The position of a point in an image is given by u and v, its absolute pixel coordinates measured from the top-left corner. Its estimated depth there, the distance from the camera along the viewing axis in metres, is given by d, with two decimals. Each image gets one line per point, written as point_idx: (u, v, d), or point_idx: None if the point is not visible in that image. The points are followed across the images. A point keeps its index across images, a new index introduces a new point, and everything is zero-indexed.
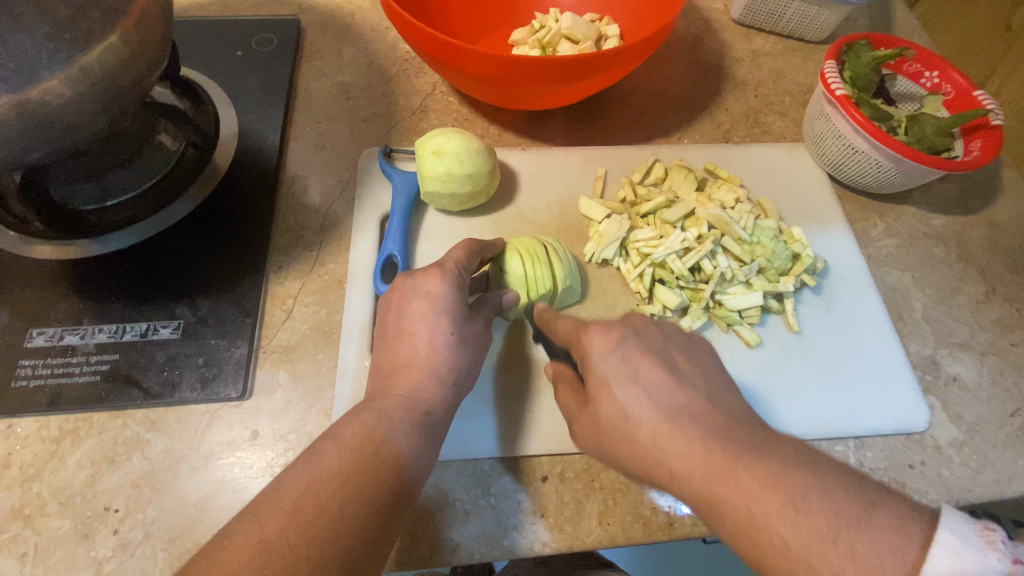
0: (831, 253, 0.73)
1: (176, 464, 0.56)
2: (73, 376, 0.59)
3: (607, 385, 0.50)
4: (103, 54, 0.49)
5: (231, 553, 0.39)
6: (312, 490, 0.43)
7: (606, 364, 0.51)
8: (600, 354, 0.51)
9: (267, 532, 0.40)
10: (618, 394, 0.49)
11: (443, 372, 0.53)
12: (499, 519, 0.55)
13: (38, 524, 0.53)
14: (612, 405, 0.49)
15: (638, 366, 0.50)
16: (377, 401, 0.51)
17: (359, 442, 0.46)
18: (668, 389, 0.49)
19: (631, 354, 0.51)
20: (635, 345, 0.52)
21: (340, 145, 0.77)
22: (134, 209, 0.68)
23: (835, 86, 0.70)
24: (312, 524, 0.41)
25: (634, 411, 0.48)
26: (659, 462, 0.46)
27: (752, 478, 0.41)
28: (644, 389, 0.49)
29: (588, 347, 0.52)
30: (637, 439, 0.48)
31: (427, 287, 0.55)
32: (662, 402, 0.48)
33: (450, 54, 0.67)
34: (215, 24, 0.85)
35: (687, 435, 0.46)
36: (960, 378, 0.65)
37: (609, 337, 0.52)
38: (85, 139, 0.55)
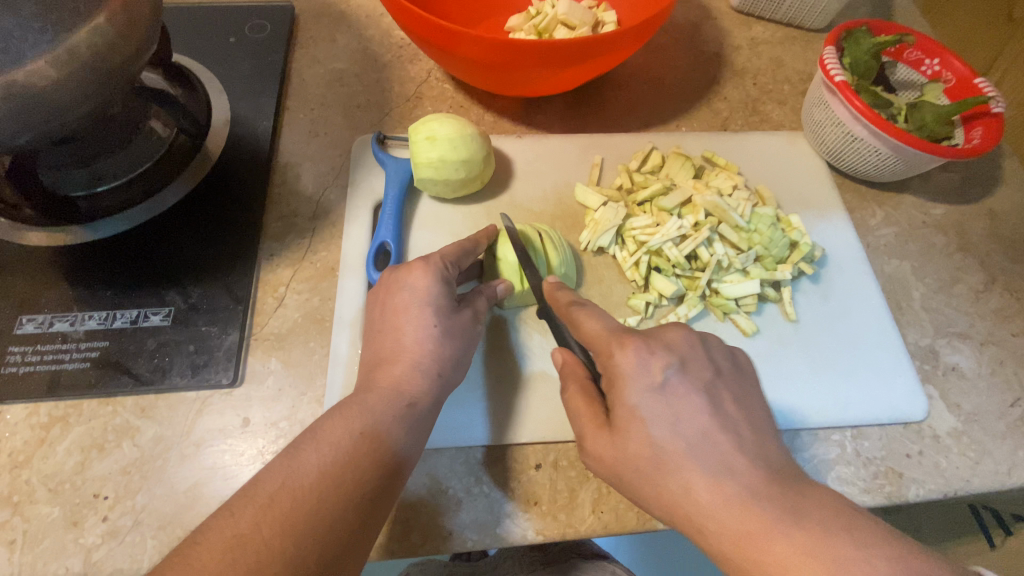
0: (829, 242, 0.72)
1: (167, 452, 0.55)
2: (64, 363, 0.58)
3: (641, 419, 0.48)
4: (89, 36, 0.48)
5: (203, 550, 0.39)
6: (288, 485, 0.43)
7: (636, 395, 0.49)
8: (640, 385, 0.49)
9: (241, 526, 0.40)
10: (651, 430, 0.47)
11: (428, 365, 0.52)
12: (492, 508, 0.54)
13: (27, 511, 0.52)
14: (643, 442, 0.47)
15: (677, 407, 0.48)
16: (359, 395, 0.50)
17: (339, 437, 0.46)
18: (706, 438, 0.47)
19: (673, 390, 0.49)
20: (679, 378, 0.50)
21: (334, 132, 0.77)
22: (125, 195, 0.67)
23: (834, 72, 0.69)
24: (285, 519, 0.41)
25: (665, 453, 0.46)
26: (686, 507, 0.45)
27: (787, 540, 0.40)
28: (678, 430, 0.47)
29: (626, 373, 0.49)
30: (667, 483, 0.46)
31: (409, 281, 0.55)
32: (697, 449, 0.46)
33: (444, 39, 0.66)
34: (208, 10, 0.84)
35: (721, 492, 0.44)
36: (959, 368, 0.64)
37: (649, 367, 0.50)
38: (74, 124, 0.54)
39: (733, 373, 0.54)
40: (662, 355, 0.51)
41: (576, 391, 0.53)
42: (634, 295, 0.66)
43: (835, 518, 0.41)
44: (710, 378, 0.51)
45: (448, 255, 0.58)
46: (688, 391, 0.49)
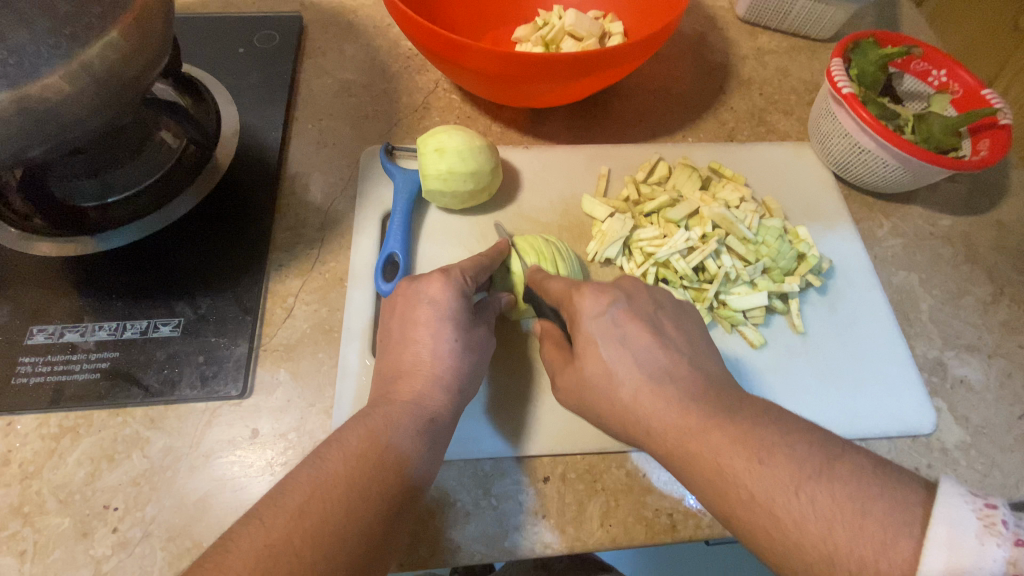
0: (838, 254, 0.72)
1: (176, 463, 0.56)
2: (74, 373, 0.58)
3: (594, 344, 0.51)
4: (103, 50, 0.49)
5: (236, 557, 0.38)
6: (319, 494, 0.42)
7: (595, 324, 0.52)
8: (591, 316, 0.52)
9: (272, 536, 0.39)
10: (603, 352, 0.51)
11: (447, 380, 0.53)
12: (501, 520, 0.54)
13: (37, 522, 0.52)
14: (596, 363, 0.51)
15: (625, 329, 0.52)
16: (381, 407, 0.50)
17: (365, 448, 0.46)
18: (650, 355, 0.50)
19: (620, 318, 0.52)
20: (625, 310, 0.53)
21: (342, 143, 0.77)
22: (135, 206, 0.68)
23: (841, 84, 0.69)
24: (317, 528, 0.40)
25: (616, 368, 0.50)
26: (636, 413, 0.49)
27: (721, 434, 0.43)
28: (624, 351, 0.51)
29: (578, 307, 0.53)
30: (618, 394, 0.50)
31: (430, 293, 0.55)
32: (644, 364, 0.50)
33: (452, 51, 0.67)
34: (217, 21, 0.85)
35: (663, 396, 0.48)
36: (967, 381, 0.64)
37: (599, 301, 0.53)
38: (84, 136, 0.54)
39: (676, 304, 0.57)
40: (612, 292, 0.54)
41: (548, 342, 0.57)
42: None
43: (765, 417, 0.44)
44: (653, 307, 0.54)
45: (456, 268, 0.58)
46: (635, 319, 0.52)
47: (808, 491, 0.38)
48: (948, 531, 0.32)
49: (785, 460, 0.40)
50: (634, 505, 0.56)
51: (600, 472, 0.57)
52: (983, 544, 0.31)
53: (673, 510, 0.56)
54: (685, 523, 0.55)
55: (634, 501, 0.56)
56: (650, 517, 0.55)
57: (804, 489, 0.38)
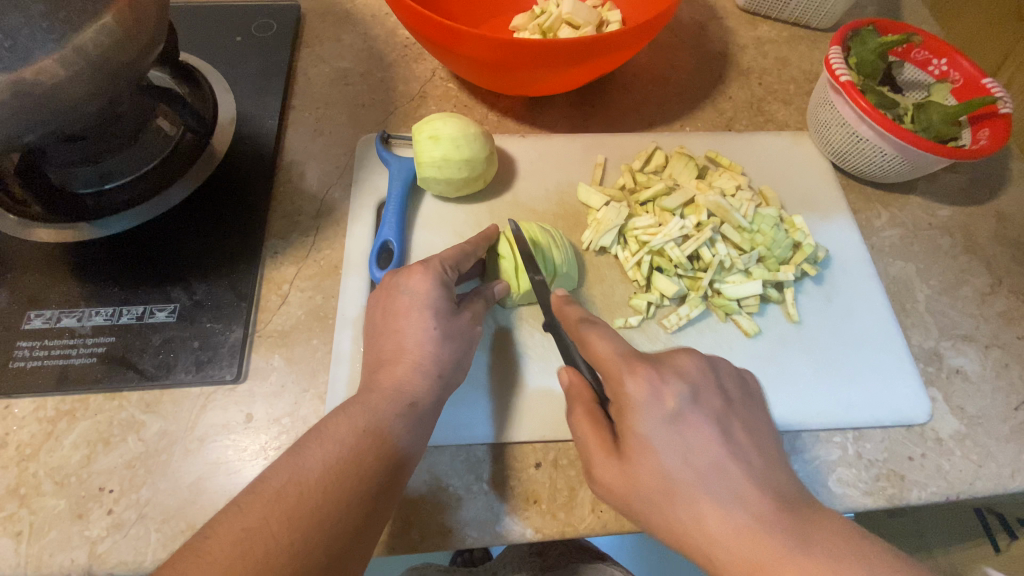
0: (833, 243, 0.72)
1: (171, 446, 0.56)
2: (70, 358, 0.59)
3: (654, 447, 0.48)
4: (97, 35, 0.49)
5: (213, 543, 0.39)
6: (295, 480, 0.43)
7: (654, 421, 0.48)
8: (651, 416, 0.49)
9: (249, 520, 0.40)
10: (663, 461, 0.47)
11: (427, 365, 0.52)
12: (492, 505, 0.55)
13: (33, 503, 0.53)
14: (656, 472, 0.47)
15: (688, 431, 0.49)
16: (362, 394, 0.51)
17: (345, 434, 0.46)
18: (716, 468, 0.48)
19: (684, 420, 0.49)
20: (688, 405, 0.50)
21: (338, 131, 0.77)
22: (133, 192, 0.68)
23: (839, 72, 0.68)
24: (292, 513, 0.41)
25: (675, 482, 0.47)
26: (697, 537, 0.46)
27: (796, 563, 0.43)
28: (687, 460, 0.48)
29: (635, 403, 0.49)
30: (676, 512, 0.47)
31: (409, 284, 0.55)
32: (709, 480, 0.47)
33: (448, 37, 0.66)
34: (215, 9, 0.85)
35: (731, 521, 0.45)
36: (963, 370, 0.64)
37: (660, 395, 0.49)
38: (81, 121, 0.55)
39: (736, 403, 0.54)
40: (674, 382, 0.51)
41: (580, 413, 0.53)
42: (635, 296, 0.66)
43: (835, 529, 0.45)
44: (717, 410, 0.51)
45: (448, 256, 0.58)
46: (699, 426, 0.49)
47: None
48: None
49: None
50: None
51: None
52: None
53: None
54: None
55: None
56: None
57: None
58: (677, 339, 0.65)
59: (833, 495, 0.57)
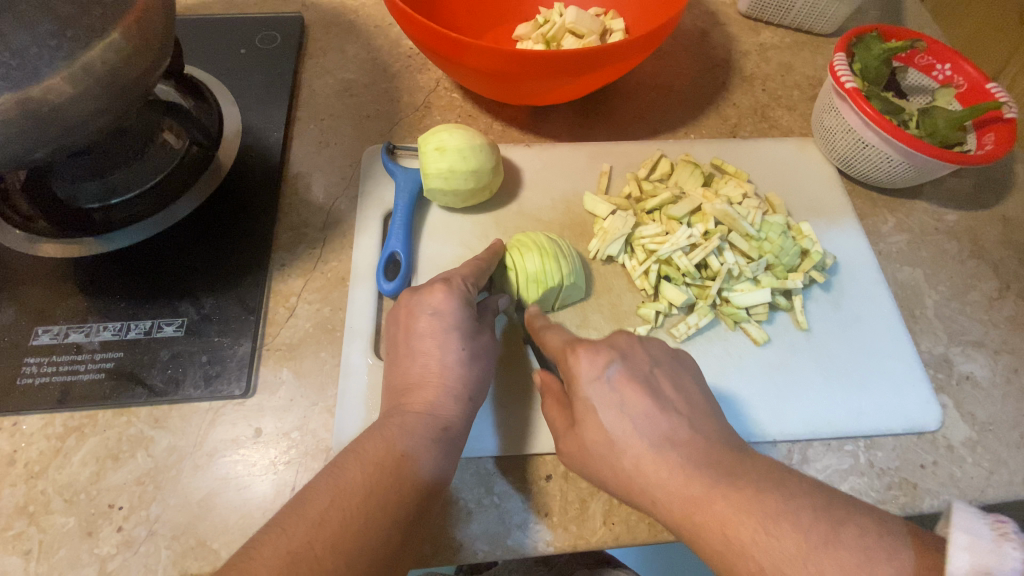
0: (843, 250, 0.72)
1: (180, 462, 0.56)
2: (79, 373, 0.59)
3: (592, 410, 0.50)
4: (104, 52, 0.49)
5: (258, 565, 0.38)
6: (338, 502, 0.42)
7: (593, 389, 0.51)
8: (588, 380, 0.51)
9: (293, 543, 0.40)
10: (602, 417, 0.50)
11: (458, 390, 0.52)
12: (502, 519, 0.54)
13: (43, 521, 0.53)
14: (598, 431, 0.50)
15: (624, 394, 0.50)
16: (395, 416, 0.50)
17: (381, 457, 0.46)
18: (649, 418, 0.49)
19: (619, 382, 0.51)
20: (621, 372, 0.51)
21: (344, 142, 0.77)
22: (139, 207, 0.68)
23: (844, 79, 0.68)
24: (338, 536, 0.41)
25: (616, 435, 0.49)
26: (639, 481, 0.48)
27: (725, 503, 0.43)
28: (621, 413, 0.50)
29: (575, 371, 0.52)
30: (621, 461, 0.48)
31: (433, 304, 0.55)
32: (641, 429, 0.49)
33: (454, 50, 0.66)
34: (219, 22, 0.85)
35: (664, 463, 0.47)
36: (973, 377, 0.64)
37: (596, 363, 0.52)
38: (87, 137, 0.55)
39: (672, 359, 0.55)
40: (606, 353, 0.53)
41: (549, 401, 0.55)
42: (643, 304, 0.66)
43: (770, 478, 0.44)
44: (648, 366, 0.53)
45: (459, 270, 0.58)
46: (631, 380, 0.51)
47: (815, 562, 0.39)
48: (967, 538, 0.36)
49: (792, 530, 0.40)
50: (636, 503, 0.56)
51: None
52: (999, 547, 0.35)
53: None
54: None
55: None
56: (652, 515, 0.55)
57: (811, 560, 0.39)
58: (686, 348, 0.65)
59: None
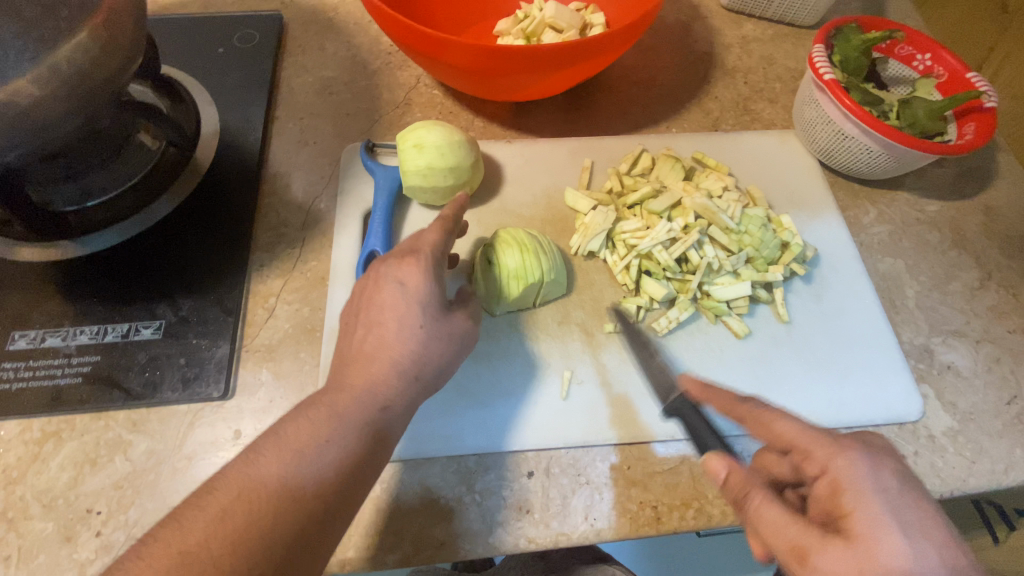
0: (823, 243, 0.72)
1: (159, 465, 0.55)
2: (56, 378, 0.58)
3: (878, 523, 0.41)
4: (72, 52, 0.48)
5: (149, 564, 0.39)
6: (244, 495, 0.42)
7: (880, 499, 0.42)
8: (873, 484, 0.43)
9: (189, 541, 0.40)
10: (901, 540, 0.40)
11: (405, 367, 0.51)
12: (484, 516, 0.54)
13: (21, 527, 0.52)
14: (893, 552, 0.39)
15: (915, 510, 0.42)
16: (330, 394, 0.49)
17: (301, 442, 0.45)
18: (950, 550, 0.40)
19: (908, 495, 0.43)
20: (908, 484, 0.43)
21: (323, 141, 0.77)
22: (116, 209, 0.67)
23: (823, 70, 0.68)
24: (235, 532, 0.40)
25: (919, 566, 0.39)
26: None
27: None
28: (914, 538, 0.40)
29: (852, 473, 0.43)
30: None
31: (399, 276, 0.53)
32: (944, 560, 0.40)
33: (431, 46, 0.66)
34: (196, 21, 0.84)
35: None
36: (954, 366, 0.64)
37: (876, 468, 0.44)
38: (58, 138, 0.54)
39: None
40: (885, 457, 0.45)
41: (762, 497, 0.43)
42: (625, 299, 0.66)
43: None
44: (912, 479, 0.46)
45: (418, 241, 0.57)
46: (913, 491, 0.43)
47: None
48: None
49: None
50: (617, 498, 0.56)
51: (584, 466, 0.57)
52: None
53: (657, 502, 0.55)
54: (670, 515, 0.55)
55: (620, 494, 0.56)
56: (634, 510, 0.55)
57: None
58: (667, 343, 0.65)
59: None
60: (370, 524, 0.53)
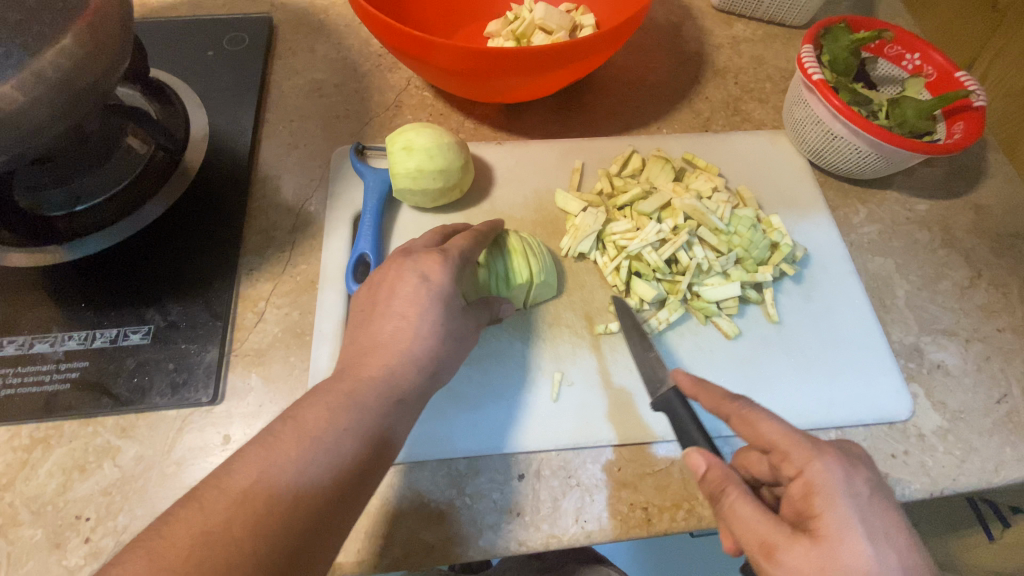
0: (813, 242, 0.72)
1: (148, 471, 0.55)
2: (43, 385, 0.58)
3: (852, 530, 0.41)
4: (56, 57, 0.48)
5: (168, 546, 0.37)
6: (266, 478, 0.41)
7: (853, 505, 0.42)
8: (847, 492, 0.42)
9: (211, 521, 0.38)
10: (867, 546, 0.40)
11: (425, 362, 0.51)
12: (474, 519, 0.54)
13: (10, 534, 0.52)
14: (860, 559, 0.39)
15: (884, 520, 0.42)
16: (343, 383, 0.49)
17: (321, 428, 0.44)
18: (911, 556, 0.41)
19: (879, 504, 0.43)
20: (880, 494, 0.43)
21: (313, 143, 0.76)
22: (105, 213, 0.67)
23: (811, 71, 0.68)
24: (257, 515, 0.39)
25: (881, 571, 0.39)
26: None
27: None
28: (879, 544, 0.41)
29: (828, 479, 0.42)
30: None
31: (424, 271, 0.55)
32: (904, 567, 0.40)
33: (420, 48, 0.66)
34: (185, 24, 0.84)
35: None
36: (944, 365, 0.64)
37: (851, 475, 0.43)
38: (44, 143, 0.54)
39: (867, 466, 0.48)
40: (860, 466, 0.44)
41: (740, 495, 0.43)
42: (615, 301, 0.66)
43: None
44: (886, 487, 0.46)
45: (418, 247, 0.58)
46: (883, 499, 0.43)
47: None
48: None
49: None
50: (608, 499, 0.56)
51: (574, 468, 0.57)
52: None
53: (647, 504, 0.55)
54: (661, 517, 0.55)
55: (610, 495, 0.56)
56: (624, 512, 0.55)
57: None
58: (657, 344, 0.65)
59: None
60: (360, 528, 0.53)
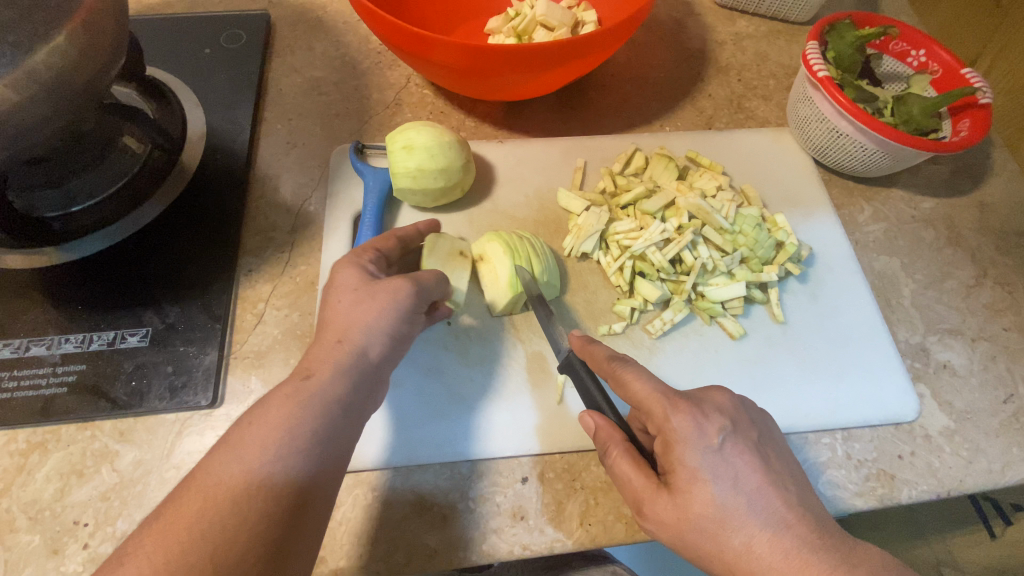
0: (817, 241, 0.71)
1: (146, 476, 0.55)
2: (40, 389, 0.57)
3: (703, 481, 0.45)
4: (50, 56, 0.47)
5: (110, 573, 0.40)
6: (188, 497, 0.42)
7: (703, 459, 0.46)
8: (698, 447, 0.46)
9: (142, 544, 0.41)
10: (714, 491, 0.45)
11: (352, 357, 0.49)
12: (477, 523, 0.54)
13: (8, 539, 0.51)
14: (709, 504, 0.45)
15: (738, 465, 0.46)
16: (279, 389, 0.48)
17: (238, 441, 0.44)
18: (758, 494, 0.46)
19: (731, 452, 0.46)
20: (735, 441, 0.47)
21: (312, 143, 0.76)
22: (100, 213, 0.66)
23: (816, 67, 0.67)
24: (177, 532, 0.41)
25: (724, 511, 0.45)
26: (745, 564, 0.44)
27: None
28: (728, 488, 0.45)
29: (680, 438, 0.46)
30: (725, 541, 0.44)
31: (361, 283, 0.52)
32: (752, 507, 0.45)
33: (419, 45, 0.65)
34: (182, 22, 0.83)
35: (775, 547, 0.44)
36: (950, 365, 0.64)
37: (704, 431, 0.47)
38: (39, 143, 0.53)
39: (743, 410, 0.51)
40: (715, 418, 0.48)
41: (620, 456, 0.48)
42: (618, 301, 0.65)
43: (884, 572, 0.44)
44: (754, 435, 0.49)
45: None
46: (739, 446, 0.47)
47: None
48: None
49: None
50: (613, 502, 0.55)
51: (579, 470, 0.57)
52: None
53: None
54: None
55: (615, 499, 0.55)
56: (629, 515, 0.54)
57: None
58: (662, 344, 0.64)
59: (821, 496, 0.56)
60: (361, 533, 0.53)
